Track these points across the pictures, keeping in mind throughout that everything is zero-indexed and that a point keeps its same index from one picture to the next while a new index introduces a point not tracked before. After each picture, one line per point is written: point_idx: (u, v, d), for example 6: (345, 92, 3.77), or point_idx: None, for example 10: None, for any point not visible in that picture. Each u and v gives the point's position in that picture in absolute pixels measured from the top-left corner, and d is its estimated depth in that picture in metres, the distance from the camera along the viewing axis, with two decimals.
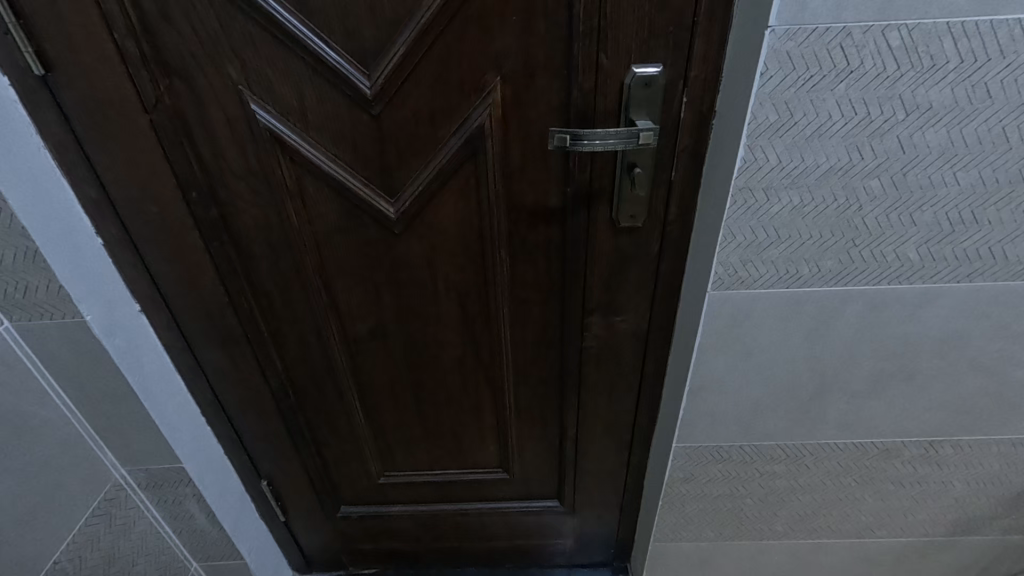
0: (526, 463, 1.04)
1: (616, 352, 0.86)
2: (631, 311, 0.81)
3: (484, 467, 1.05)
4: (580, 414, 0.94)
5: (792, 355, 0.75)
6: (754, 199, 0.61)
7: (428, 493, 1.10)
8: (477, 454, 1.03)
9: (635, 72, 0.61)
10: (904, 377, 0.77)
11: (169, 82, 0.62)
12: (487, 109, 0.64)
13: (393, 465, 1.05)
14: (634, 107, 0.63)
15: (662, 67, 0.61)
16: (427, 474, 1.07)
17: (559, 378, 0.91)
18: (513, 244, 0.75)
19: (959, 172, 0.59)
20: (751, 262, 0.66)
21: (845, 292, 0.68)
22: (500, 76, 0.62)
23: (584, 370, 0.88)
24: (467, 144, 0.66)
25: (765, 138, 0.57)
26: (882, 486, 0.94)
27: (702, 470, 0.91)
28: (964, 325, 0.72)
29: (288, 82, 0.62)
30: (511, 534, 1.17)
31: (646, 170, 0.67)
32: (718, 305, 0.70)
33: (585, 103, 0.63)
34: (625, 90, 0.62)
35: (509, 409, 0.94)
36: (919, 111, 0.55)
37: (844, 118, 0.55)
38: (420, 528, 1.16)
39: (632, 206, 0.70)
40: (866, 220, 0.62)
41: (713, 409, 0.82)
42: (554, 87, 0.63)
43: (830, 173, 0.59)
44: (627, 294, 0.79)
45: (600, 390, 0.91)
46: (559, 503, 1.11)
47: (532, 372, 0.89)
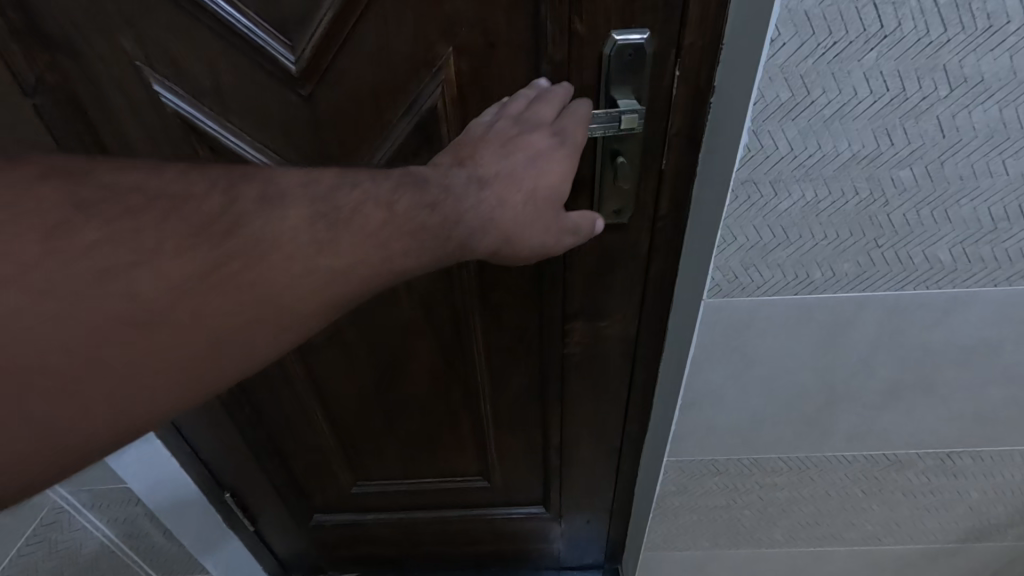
0: (507, 470, 0.97)
1: (601, 359, 0.77)
2: (617, 316, 0.72)
3: (463, 474, 0.99)
4: (563, 422, 0.87)
5: (798, 365, 0.66)
6: (760, 194, 0.51)
7: (405, 500, 1.03)
8: (454, 462, 0.96)
9: (616, 41, 0.50)
10: (923, 388, 0.69)
11: (50, 58, 0.51)
12: (440, 88, 0.53)
13: (365, 474, 0.99)
14: (616, 82, 0.52)
15: (649, 35, 0.50)
16: (403, 482, 1.00)
17: (540, 386, 0.82)
18: None
19: (1009, 159, 0.48)
20: (754, 267, 0.56)
21: (862, 298, 0.59)
22: (453, 48, 0.51)
23: (567, 378, 0.80)
24: (419, 130, 0.56)
25: (774, 121, 0.46)
26: (892, 496, 0.86)
27: (696, 483, 0.84)
28: (996, 332, 0.63)
29: (198, 57, 0.52)
30: (495, 540, 1.11)
31: (632, 159, 0.57)
32: (714, 314, 0.61)
33: (557, 79, 0.53)
34: (605, 64, 0.51)
35: (486, 416, 0.87)
36: (967, 85, 0.44)
37: (872, 95, 0.45)
38: (399, 535, 1.10)
39: (616, 200, 0.60)
40: (891, 216, 0.52)
41: (708, 422, 0.74)
42: (520, 61, 0.52)
43: (853, 162, 0.49)
44: (613, 298, 0.70)
45: (585, 398, 0.83)
46: (544, 510, 1.05)
47: (509, 379, 0.81)
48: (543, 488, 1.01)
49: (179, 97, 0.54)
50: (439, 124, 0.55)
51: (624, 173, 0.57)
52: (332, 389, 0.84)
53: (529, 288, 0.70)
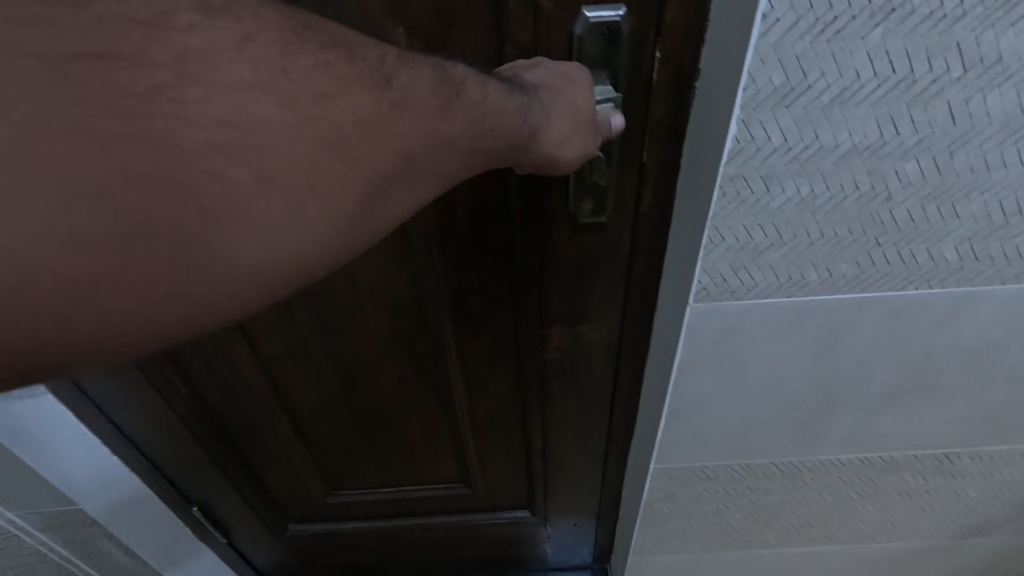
0: (490, 476, 0.93)
1: (583, 364, 0.73)
2: (600, 320, 0.67)
3: (443, 482, 0.94)
4: (546, 428, 0.82)
5: (792, 370, 0.62)
6: (751, 190, 0.46)
7: (385, 508, 0.99)
8: (433, 469, 0.92)
9: (586, 17, 0.44)
10: (923, 390, 0.65)
11: None
12: None
13: (339, 484, 0.95)
14: (590, 65, 0.47)
15: (625, 11, 0.44)
16: (380, 491, 0.96)
17: (520, 393, 0.78)
18: (445, 247, 0.61)
19: None
20: (744, 269, 0.51)
21: (860, 300, 0.54)
22: (405, 26, 0.46)
23: (548, 383, 0.75)
24: None
25: (766, 109, 0.41)
26: (887, 497, 0.83)
27: (685, 489, 0.80)
28: (1002, 332, 0.58)
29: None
30: (480, 544, 1.07)
31: (608, 151, 0.52)
32: (702, 319, 0.56)
33: None
34: (575, 44, 0.46)
35: (464, 424, 0.82)
36: (983, 65, 0.39)
37: (877, 78, 0.39)
38: (379, 543, 1.06)
39: (592, 196, 0.55)
40: (894, 212, 0.47)
41: (697, 429, 0.69)
42: (481, 42, 0.46)
43: (853, 153, 0.43)
44: (594, 302, 0.65)
45: (568, 404, 0.78)
46: (530, 514, 1.01)
47: (486, 385, 0.76)
48: (528, 493, 0.97)
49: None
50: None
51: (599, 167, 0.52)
52: (300, 399, 0.79)
53: (504, 292, 0.65)
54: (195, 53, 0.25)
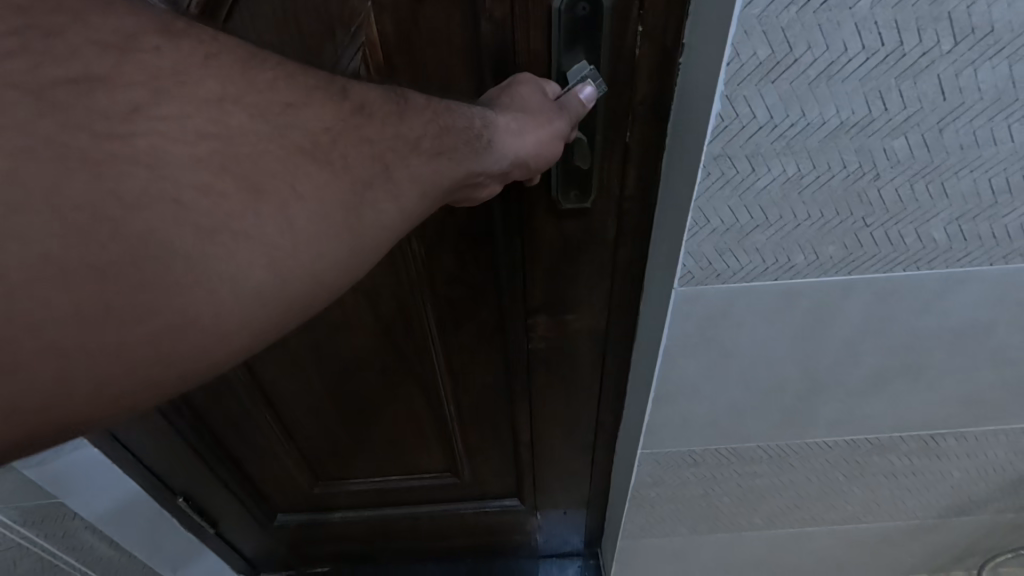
0: (477, 466, 0.92)
1: (569, 353, 0.72)
2: (584, 308, 0.66)
3: (430, 471, 0.94)
4: (533, 418, 0.81)
5: (778, 355, 0.61)
6: (736, 170, 0.44)
7: (373, 498, 0.99)
8: (420, 458, 0.92)
9: None
10: (909, 373, 0.64)
11: None
12: (361, 50, 0.46)
13: (323, 473, 0.95)
14: (569, 42, 0.45)
15: None
16: (366, 480, 0.96)
17: (506, 381, 0.77)
18: (423, 235, 0.59)
19: (1016, 124, 0.42)
20: (730, 251, 0.50)
21: (848, 282, 0.53)
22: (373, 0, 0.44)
23: (534, 373, 0.74)
24: None
25: (752, 84, 0.39)
26: (873, 478, 0.84)
27: (672, 474, 0.80)
28: (989, 313, 0.58)
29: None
30: (469, 533, 1.08)
31: (589, 135, 0.50)
32: (687, 304, 0.55)
33: (499, 39, 0.45)
34: (555, 17, 0.44)
35: (449, 413, 0.81)
36: (975, 37, 0.37)
37: (866, 51, 0.38)
38: (367, 532, 1.06)
39: (573, 181, 0.54)
40: (882, 192, 0.46)
41: (684, 415, 0.69)
42: (455, 16, 0.45)
43: (841, 131, 0.42)
44: (578, 289, 0.64)
45: (554, 393, 0.77)
46: (519, 503, 1.00)
47: (472, 375, 0.76)
48: (517, 482, 0.97)
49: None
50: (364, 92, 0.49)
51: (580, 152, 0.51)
52: (284, 389, 0.78)
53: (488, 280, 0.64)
54: (167, 72, 0.28)
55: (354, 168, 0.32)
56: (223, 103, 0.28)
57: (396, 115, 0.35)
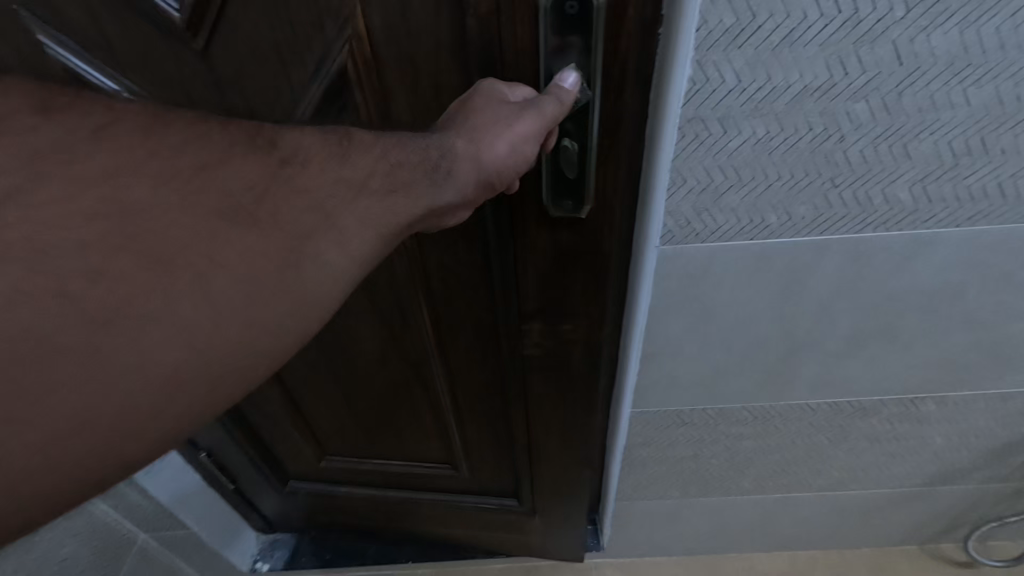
0: (476, 459, 0.97)
1: (564, 362, 0.72)
2: (580, 318, 0.66)
3: (430, 460, 1.00)
4: (530, 423, 0.83)
5: (758, 315, 0.65)
6: (708, 131, 0.48)
7: (380, 478, 1.06)
8: (421, 446, 0.98)
9: None
10: (886, 335, 0.68)
11: None
12: (348, 45, 0.49)
13: (331, 450, 1.03)
14: (557, 35, 0.44)
15: None
16: (370, 462, 1.03)
17: (502, 381, 0.81)
18: (422, 238, 0.63)
19: (971, 87, 0.45)
20: (707, 211, 0.54)
21: (821, 243, 0.57)
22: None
23: (530, 379, 0.76)
24: (331, 95, 0.53)
25: (719, 49, 0.43)
26: (857, 443, 0.87)
27: (663, 434, 0.84)
28: (959, 275, 0.61)
29: (112, 16, 0.55)
30: (471, 527, 1.12)
31: (578, 142, 0.50)
32: (669, 262, 0.59)
33: (484, 36, 0.46)
34: (541, 14, 0.43)
35: (449, 405, 0.87)
36: (925, 5, 0.41)
37: (823, 18, 0.41)
38: (374, 509, 1.12)
39: (565, 191, 0.53)
40: (847, 153, 0.50)
41: (671, 373, 0.73)
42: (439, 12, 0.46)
43: (805, 94, 0.46)
44: (572, 299, 0.65)
45: (550, 401, 0.79)
46: (518, 504, 1.03)
47: (470, 371, 0.80)
48: (515, 482, 1.00)
49: (81, 59, 0.59)
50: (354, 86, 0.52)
51: (568, 159, 0.50)
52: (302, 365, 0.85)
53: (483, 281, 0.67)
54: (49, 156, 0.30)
55: (286, 225, 0.34)
56: (114, 178, 0.31)
57: (337, 159, 0.37)
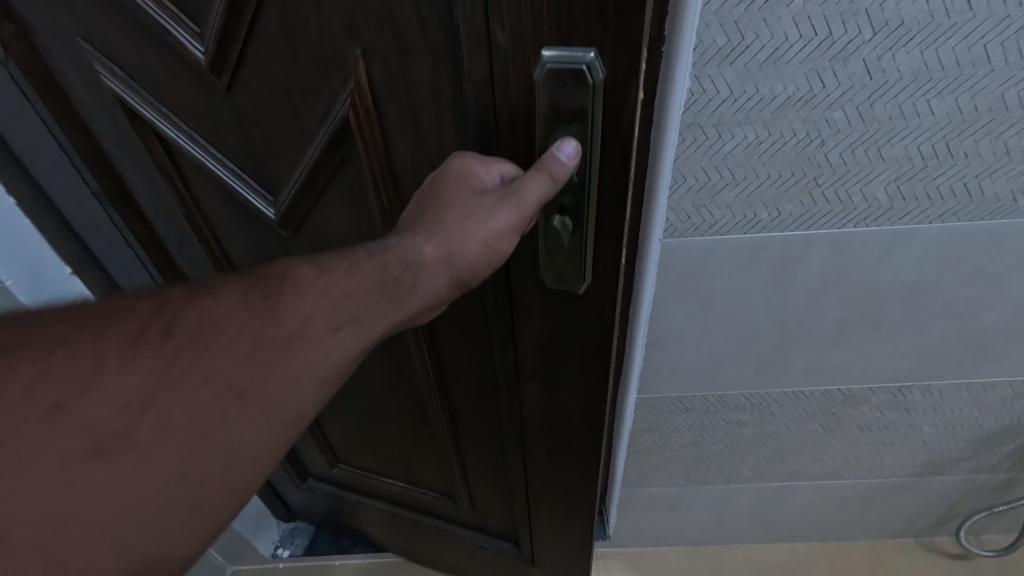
0: (476, 496, 1.03)
1: (562, 424, 0.76)
2: (577, 387, 0.70)
3: (434, 491, 1.08)
4: (526, 472, 0.88)
5: (753, 305, 0.71)
6: (705, 136, 0.55)
7: (387, 497, 1.14)
8: (427, 475, 1.05)
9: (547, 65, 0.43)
10: (871, 325, 0.74)
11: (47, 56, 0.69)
12: (349, 99, 0.54)
13: (343, 459, 1.13)
14: (552, 111, 0.46)
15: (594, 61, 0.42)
16: (378, 479, 1.12)
17: (503, 431, 0.86)
18: None
19: (934, 99, 0.52)
20: (704, 207, 0.61)
21: (808, 236, 0.64)
22: (360, 52, 0.50)
23: (528, 435, 0.80)
24: (335, 139, 0.59)
25: (713, 65, 0.50)
26: (849, 431, 0.93)
27: (666, 420, 0.90)
28: (935, 268, 0.67)
29: (159, 61, 0.63)
30: (469, 560, 1.17)
31: (574, 219, 0.52)
32: (671, 253, 0.66)
33: (482, 102, 0.48)
34: (537, 91, 0.45)
35: (453, 443, 0.93)
36: (889, 28, 0.48)
37: (802, 39, 0.48)
38: (380, 521, 1.19)
39: (561, 263, 0.56)
40: (828, 155, 0.56)
41: (674, 360, 0.79)
42: (434, 73, 0.49)
43: (789, 104, 0.53)
44: (571, 371, 0.69)
45: (546, 457, 0.83)
46: (514, 547, 1.08)
47: (474, 415, 0.86)
48: (513, 525, 1.05)
49: (134, 93, 0.68)
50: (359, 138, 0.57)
51: (564, 235, 0.53)
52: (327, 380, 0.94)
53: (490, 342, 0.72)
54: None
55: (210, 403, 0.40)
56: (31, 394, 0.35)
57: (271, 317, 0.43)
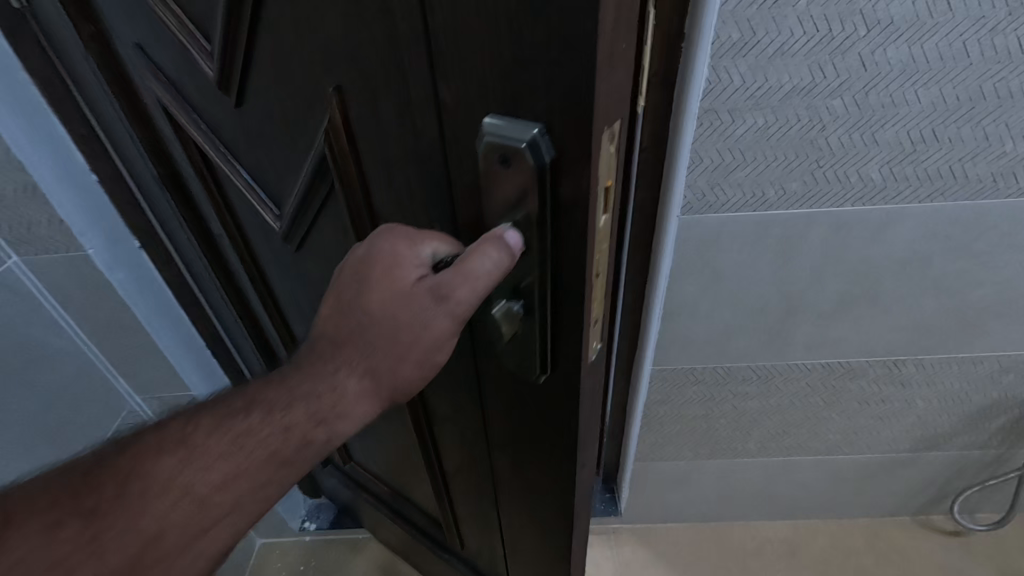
0: (464, 537, 0.97)
1: (534, 502, 0.67)
2: (545, 472, 0.60)
3: (427, 519, 1.05)
4: (506, 532, 0.81)
5: (760, 279, 0.79)
6: (720, 121, 0.63)
7: (387, 509, 1.15)
8: (420, 502, 1.02)
9: (489, 132, 0.35)
10: (867, 299, 0.81)
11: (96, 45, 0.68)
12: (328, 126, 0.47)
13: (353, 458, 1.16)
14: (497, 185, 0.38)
15: (539, 134, 0.33)
16: (381, 486, 1.13)
17: (483, 490, 0.78)
18: None
19: (920, 89, 0.60)
20: (718, 186, 0.68)
21: (810, 213, 0.71)
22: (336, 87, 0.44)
23: (504, 497, 0.73)
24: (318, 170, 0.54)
25: (728, 57, 0.58)
26: (848, 405, 0.99)
27: (678, 392, 0.97)
28: (923, 245, 0.74)
29: (186, 64, 0.62)
30: None
31: (522, 307, 0.43)
32: (687, 230, 0.73)
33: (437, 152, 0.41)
34: (482, 155, 0.37)
35: (441, 482, 0.88)
36: (881, 26, 0.55)
37: (805, 35, 0.56)
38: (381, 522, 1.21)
39: (514, 348, 0.47)
40: (829, 139, 0.64)
41: (686, 332, 0.86)
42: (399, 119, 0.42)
43: (794, 93, 0.60)
44: (539, 453, 0.59)
45: (523, 528, 0.75)
46: None
47: (457, 463, 0.80)
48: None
49: (171, 91, 0.68)
50: (339, 173, 0.51)
51: (508, 325, 0.44)
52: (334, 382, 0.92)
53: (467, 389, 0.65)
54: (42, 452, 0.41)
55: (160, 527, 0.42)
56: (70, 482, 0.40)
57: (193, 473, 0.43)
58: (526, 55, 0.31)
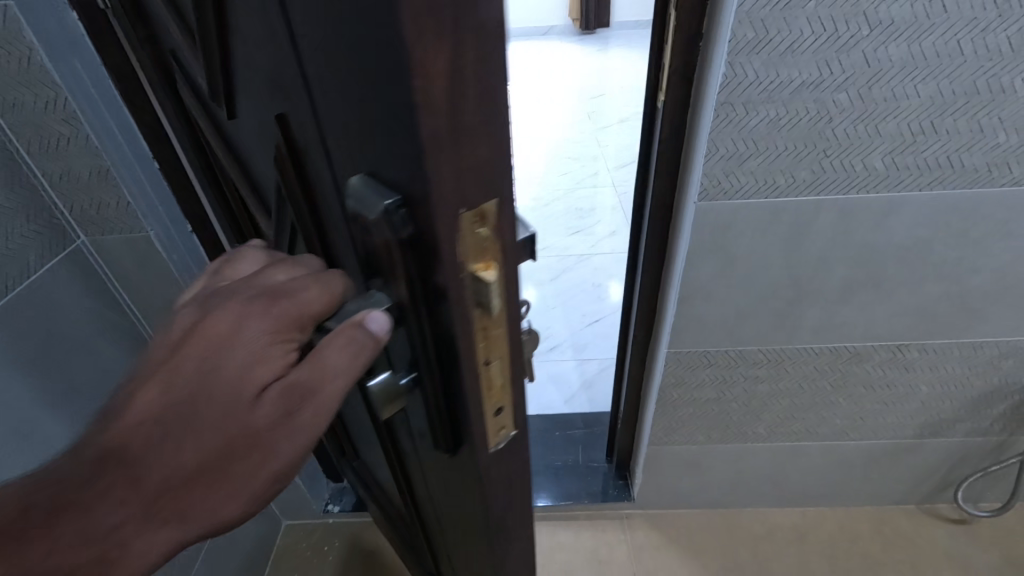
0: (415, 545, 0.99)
1: (460, 540, 0.66)
2: (461, 522, 0.59)
3: (390, 518, 1.07)
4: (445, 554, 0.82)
5: (771, 262, 0.84)
6: (735, 113, 0.68)
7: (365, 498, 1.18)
8: (385, 503, 1.04)
9: (359, 200, 0.34)
10: (872, 284, 0.86)
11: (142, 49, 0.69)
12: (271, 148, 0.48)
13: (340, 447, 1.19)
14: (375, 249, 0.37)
15: (394, 202, 0.32)
16: (360, 478, 1.15)
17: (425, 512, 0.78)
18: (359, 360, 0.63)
19: (919, 84, 0.66)
20: (733, 174, 0.74)
21: (818, 201, 0.76)
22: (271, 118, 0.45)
23: (441, 525, 0.73)
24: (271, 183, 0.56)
25: (744, 54, 0.64)
26: (855, 389, 1.04)
27: (692, 375, 1.02)
28: (925, 231, 0.80)
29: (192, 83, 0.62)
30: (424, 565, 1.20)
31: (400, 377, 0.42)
32: (702, 216, 0.79)
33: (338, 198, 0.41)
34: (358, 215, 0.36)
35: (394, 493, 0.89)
36: (882, 26, 0.61)
37: (814, 34, 0.62)
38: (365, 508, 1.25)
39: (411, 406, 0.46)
40: (835, 130, 0.69)
41: (700, 316, 0.92)
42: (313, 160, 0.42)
43: (803, 87, 0.66)
44: (455, 503, 0.57)
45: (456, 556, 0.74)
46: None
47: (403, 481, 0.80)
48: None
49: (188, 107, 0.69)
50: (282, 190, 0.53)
51: (394, 392, 0.43)
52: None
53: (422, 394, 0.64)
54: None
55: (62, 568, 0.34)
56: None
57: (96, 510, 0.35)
58: (376, 108, 0.29)
